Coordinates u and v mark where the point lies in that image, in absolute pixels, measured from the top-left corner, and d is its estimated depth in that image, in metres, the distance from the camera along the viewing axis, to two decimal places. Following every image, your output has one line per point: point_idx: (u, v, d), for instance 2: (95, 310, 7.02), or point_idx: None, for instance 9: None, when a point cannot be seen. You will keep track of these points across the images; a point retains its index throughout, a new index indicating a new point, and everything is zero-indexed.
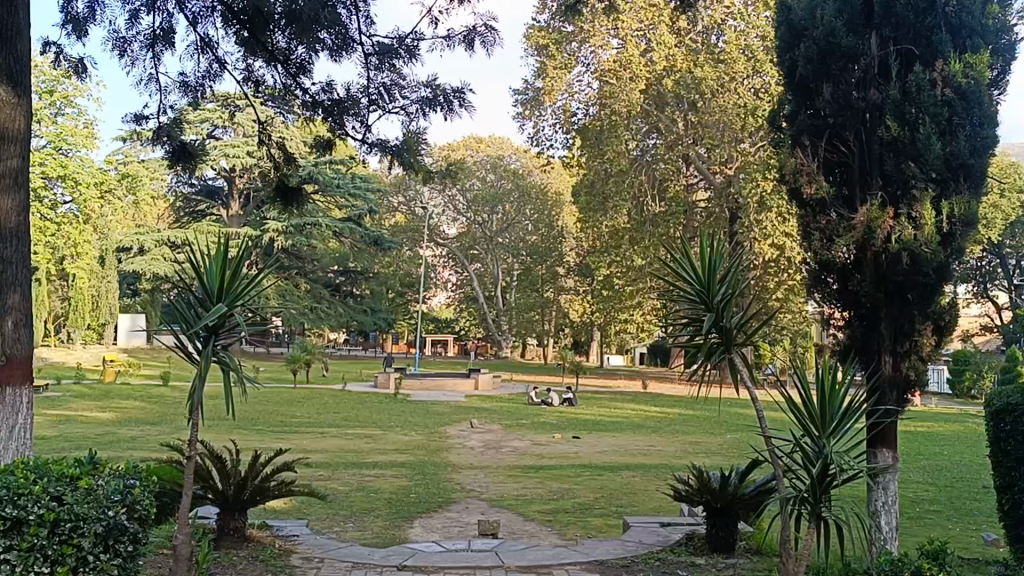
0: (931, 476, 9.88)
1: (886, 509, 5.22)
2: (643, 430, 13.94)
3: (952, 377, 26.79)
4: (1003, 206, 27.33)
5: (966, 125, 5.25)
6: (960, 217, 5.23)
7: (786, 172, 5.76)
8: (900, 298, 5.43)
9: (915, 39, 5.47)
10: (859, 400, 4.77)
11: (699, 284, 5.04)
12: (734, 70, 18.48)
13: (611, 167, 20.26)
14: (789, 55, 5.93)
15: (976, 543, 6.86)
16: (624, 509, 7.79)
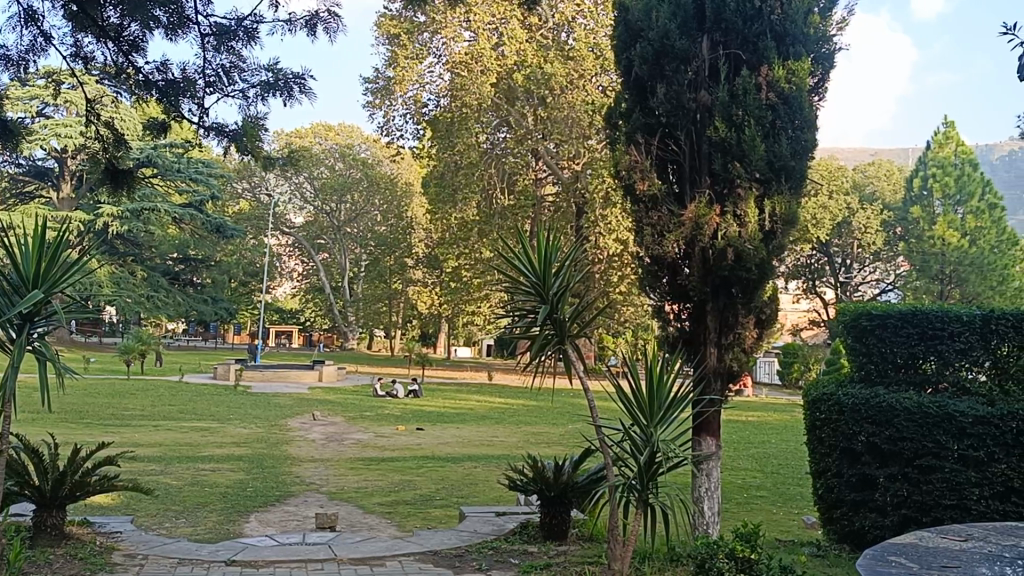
0: (759, 464, 10.33)
1: (709, 495, 5.43)
2: (487, 422, 14.09)
3: (781, 369, 27.99)
4: (831, 207, 28.72)
5: (788, 128, 5.58)
6: (781, 216, 5.53)
7: (621, 168, 5.90)
8: (726, 292, 5.65)
9: (743, 44, 5.74)
10: (685, 389, 4.93)
11: (534, 276, 5.14)
12: (583, 68, 18.82)
13: (461, 159, 20.26)
14: (625, 55, 6.05)
15: (797, 526, 7.25)
16: (464, 500, 7.86)
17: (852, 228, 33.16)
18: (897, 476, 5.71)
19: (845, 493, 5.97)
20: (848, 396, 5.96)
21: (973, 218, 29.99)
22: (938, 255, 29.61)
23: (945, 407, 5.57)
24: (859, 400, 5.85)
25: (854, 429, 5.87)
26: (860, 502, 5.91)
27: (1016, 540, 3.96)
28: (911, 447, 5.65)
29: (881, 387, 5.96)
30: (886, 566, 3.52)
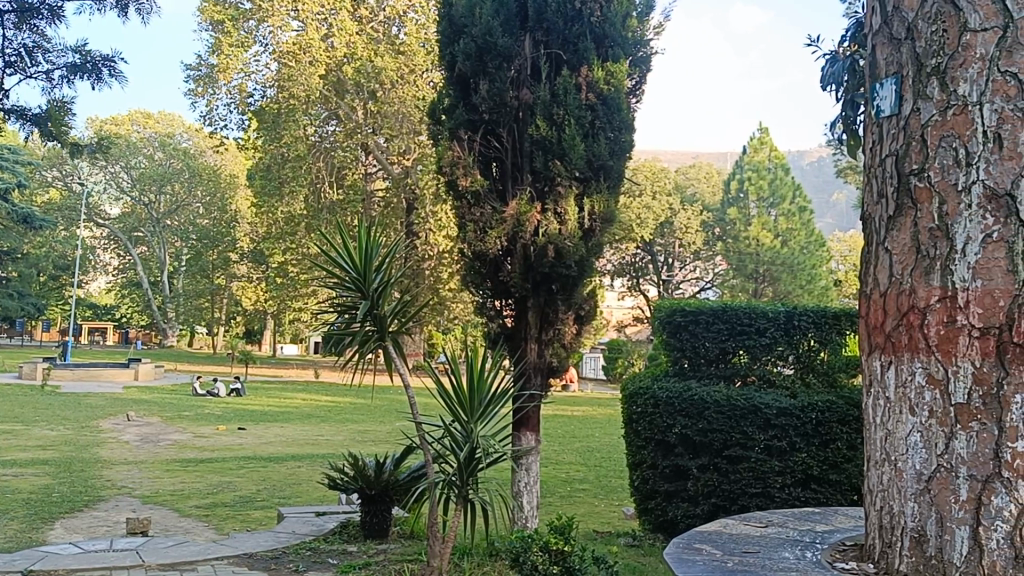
0: (582, 457, 10.57)
1: (528, 489, 5.53)
2: (312, 420, 13.86)
3: (606, 364, 28.88)
4: (653, 207, 29.78)
5: (606, 129, 5.87)
6: (600, 214, 5.82)
7: (444, 164, 6.01)
8: (546, 289, 5.85)
9: (564, 44, 5.95)
10: (504, 385, 4.98)
11: (354, 273, 5.10)
12: (413, 63, 18.84)
13: (288, 151, 19.77)
14: (448, 49, 6.13)
15: (616, 517, 7.46)
16: (286, 500, 7.69)
17: (673, 227, 34.50)
18: (708, 467, 5.96)
19: (659, 484, 6.19)
20: (663, 389, 6.14)
21: (784, 220, 31.75)
22: (753, 254, 31.26)
23: (751, 399, 5.86)
24: (673, 393, 6.05)
25: (668, 422, 6.06)
26: (672, 493, 6.14)
27: (812, 525, 4.18)
28: (720, 438, 5.91)
29: (693, 380, 6.21)
30: (693, 554, 3.65)
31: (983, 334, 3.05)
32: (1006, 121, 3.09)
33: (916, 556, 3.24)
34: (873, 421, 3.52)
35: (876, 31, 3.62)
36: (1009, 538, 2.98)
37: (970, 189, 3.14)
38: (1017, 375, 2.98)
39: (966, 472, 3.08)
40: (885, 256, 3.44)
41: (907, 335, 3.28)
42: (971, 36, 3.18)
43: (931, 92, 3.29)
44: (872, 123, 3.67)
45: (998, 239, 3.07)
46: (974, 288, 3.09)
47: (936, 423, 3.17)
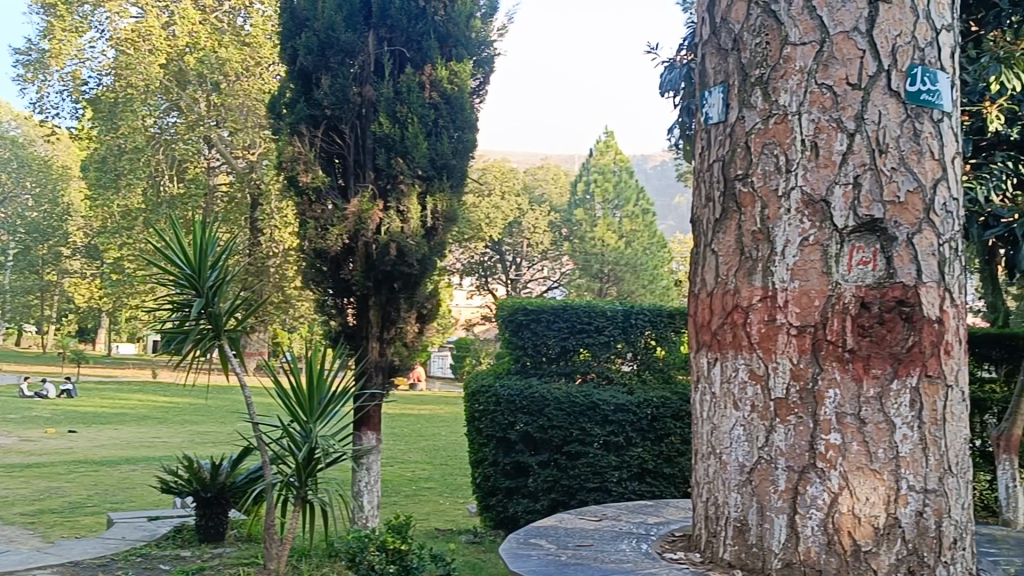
0: (428, 456, 10.57)
1: (368, 488, 5.59)
2: (148, 422, 13.37)
3: (454, 363, 29.03)
4: (502, 207, 30.24)
5: (448, 128, 6.52)
6: (443, 212, 6.42)
7: (284, 160, 6.35)
8: (388, 287, 6.29)
9: (407, 42, 6.58)
10: (344, 383, 4.94)
11: (187, 269, 4.96)
12: (260, 56, 18.51)
13: (124, 143, 18.98)
14: (291, 43, 6.56)
15: (461, 514, 7.51)
16: (118, 505, 7.39)
17: (522, 227, 35.00)
18: (547, 463, 6.17)
19: (500, 481, 6.33)
20: (504, 387, 6.30)
21: (629, 221, 32.73)
22: (598, 255, 32.08)
23: (590, 396, 6.10)
24: (515, 390, 6.22)
25: (509, 419, 6.23)
26: (513, 489, 6.29)
27: (643, 517, 4.32)
28: (560, 434, 6.13)
29: (535, 377, 6.40)
30: (529, 548, 3.70)
31: (800, 332, 3.20)
32: (821, 130, 3.25)
33: (738, 544, 3.34)
34: (698, 416, 3.60)
35: (704, 41, 3.73)
36: (821, 526, 3.13)
37: (789, 194, 3.28)
38: (829, 371, 3.14)
39: (783, 464, 3.21)
40: (711, 256, 3.55)
41: (732, 334, 3.39)
42: (790, 49, 3.33)
43: (755, 101, 3.42)
44: (701, 129, 3.78)
45: (813, 242, 3.22)
46: (792, 288, 3.23)
47: (756, 417, 3.28)
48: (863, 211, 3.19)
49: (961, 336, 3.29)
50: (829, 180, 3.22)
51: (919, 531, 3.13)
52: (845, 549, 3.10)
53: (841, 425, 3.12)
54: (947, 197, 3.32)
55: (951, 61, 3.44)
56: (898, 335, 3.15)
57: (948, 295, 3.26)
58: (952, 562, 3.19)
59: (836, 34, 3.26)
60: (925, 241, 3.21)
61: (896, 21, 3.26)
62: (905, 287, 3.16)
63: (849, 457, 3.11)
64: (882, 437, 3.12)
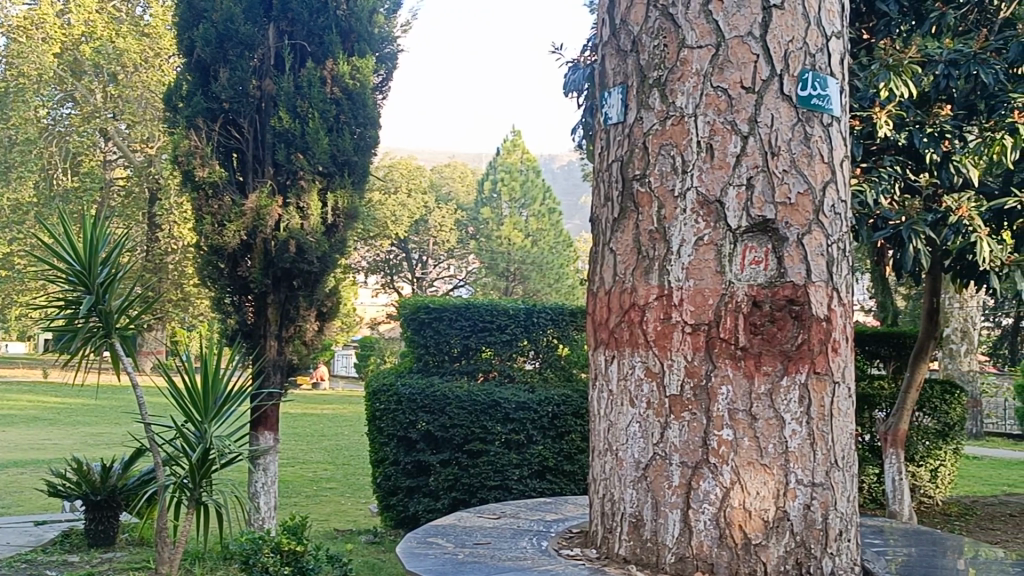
0: (331, 455, 10.46)
1: (265, 489, 5.53)
2: (39, 423, 12.92)
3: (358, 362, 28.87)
4: (409, 204, 30.20)
5: (350, 124, 6.60)
6: (344, 210, 6.54)
7: (180, 153, 6.30)
8: (287, 285, 6.39)
9: (308, 36, 6.59)
10: (242, 383, 4.85)
11: (77, 264, 4.80)
12: (159, 46, 18.00)
13: (15, 134, 18.36)
14: (188, 35, 6.52)
15: (363, 515, 7.46)
16: (3, 510, 7.10)
17: (428, 226, 34.93)
18: (449, 461, 6.46)
19: (402, 480, 6.55)
20: (405, 386, 6.58)
21: (535, 221, 33.01)
22: (504, 254, 32.25)
23: (491, 395, 6.45)
24: (416, 389, 6.51)
25: (410, 417, 6.50)
26: (414, 488, 6.56)
27: (542, 514, 4.34)
28: (461, 433, 6.44)
29: (437, 376, 6.73)
30: (426, 547, 3.68)
31: (694, 330, 3.24)
32: (716, 132, 3.30)
33: (633, 540, 3.35)
34: (596, 413, 3.61)
35: (604, 41, 3.72)
36: (713, 520, 3.17)
37: (685, 195, 3.32)
38: (722, 368, 3.19)
39: (677, 460, 3.24)
40: (610, 255, 3.55)
41: (629, 332, 3.41)
42: (687, 52, 3.37)
43: (652, 103, 3.44)
44: (600, 129, 3.79)
45: (708, 242, 3.27)
46: (687, 287, 3.27)
47: (652, 414, 3.31)
48: (756, 211, 3.26)
49: (848, 334, 3.41)
50: (724, 181, 3.27)
51: (807, 524, 3.21)
52: (735, 543, 3.15)
53: (733, 421, 3.18)
54: (836, 199, 3.42)
55: (841, 66, 3.54)
56: (788, 333, 3.24)
57: (837, 294, 3.36)
58: (839, 553, 3.29)
59: (731, 39, 3.32)
60: (814, 242, 3.31)
61: (788, 27, 3.35)
62: (795, 286, 3.25)
63: (741, 452, 3.17)
64: (772, 432, 3.19)
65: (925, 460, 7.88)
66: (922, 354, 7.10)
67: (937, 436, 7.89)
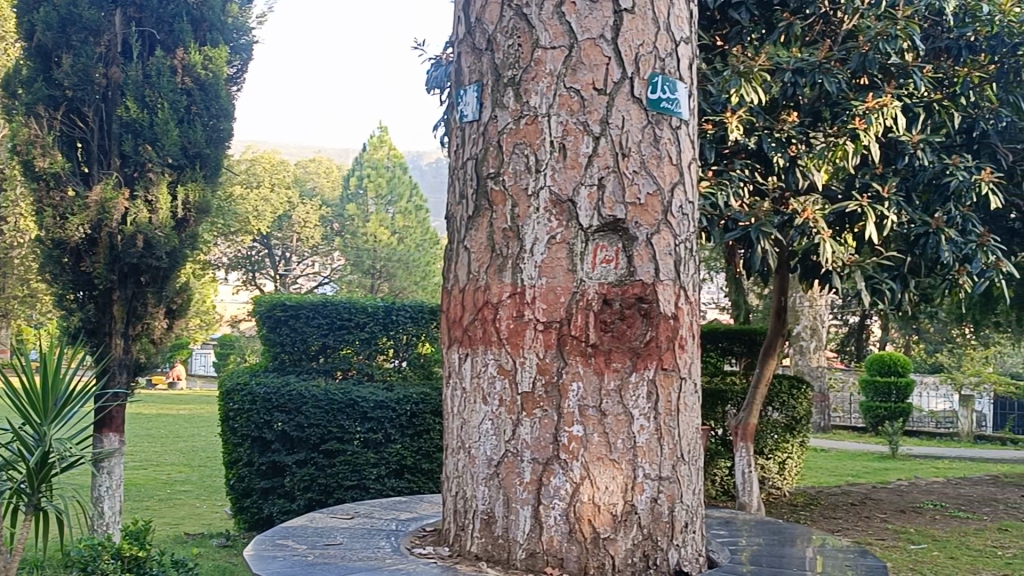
0: (186, 457, 10.14)
1: (109, 493, 5.43)
2: None
3: (216, 360, 28.21)
4: (272, 199, 29.77)
5: (202, 114, 6.57)
6: (195, 204, 6.47)
7: (19, 143, 6.14)
8: (134, 281, 6.30)
9: (157, 24, 6.53)
10: (85, 384, 4.67)
11: None
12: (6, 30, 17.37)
13: None
14: (28, 17, 6.29)
15: (218, 517, 7.30)
16: None
17: (292, 222, 34.41)
18: (303, 461, 6.57)
19: (255, 481, 6.62)
20: (260, 385, 6.63)
21: (401, 218, 33.19)
22: (369, 250, 32.06)
23: (349, 394, 6.61)
24: (271, 389, 6.58)
25: (265, 417, 6.55)
26: (268, 489, 6.62)
27: (397, 513, 4.31)
28: (317, 433, 6.56)
29: (293, 373, 6.87)
30: (275, 549, 3.62)
31: (546, 327, 3.27)
32: (569, 133, 3.33)
33: (485, 537, 3.33)
34: (450, 410, 3.57)
35: (459, 39, 3.70)
36: (563, 515, 3.20)
37: (538, 193, 3.34)
38: (573, 364, 3.23)
39: (529, 456, 3.25)
40: (464, 253, 3.53)
41: (482, 329, 3.40)
42: (540, 53, 3.39)
43: (506, 101, 3.44)
44: (455, 127, 3.76)
45: (560, 240, 3.30)
46: (540, 285, 3.29)
47: (505, 410, 3.31)
48: (607, 211, 3.31)
49: (694, 331, 3.51)
50: (576, 181, 3.31)
51: (654, 517, 3.29)
52: (585, 537, 3.19)
53: (583, 417, 3.22)
54: (683, 201, 3.52)
55: (689, 71, 3.64)
56: (636, 330, 3.31)
57: (683, 293, 3.45)
58: (684, 544, 3.38)
59: (583, 40, 3.35)
60: (663, 242, 3.38)
61: (639, 31, 3.42)
62: (644, 284, 3.31)
63: (590, 447, 3.22)
64: (621, 428, 3.25)
65: (774, 453, 8.18)
66: (771, 351, 7.37)
67: (784, 429, 8.20)
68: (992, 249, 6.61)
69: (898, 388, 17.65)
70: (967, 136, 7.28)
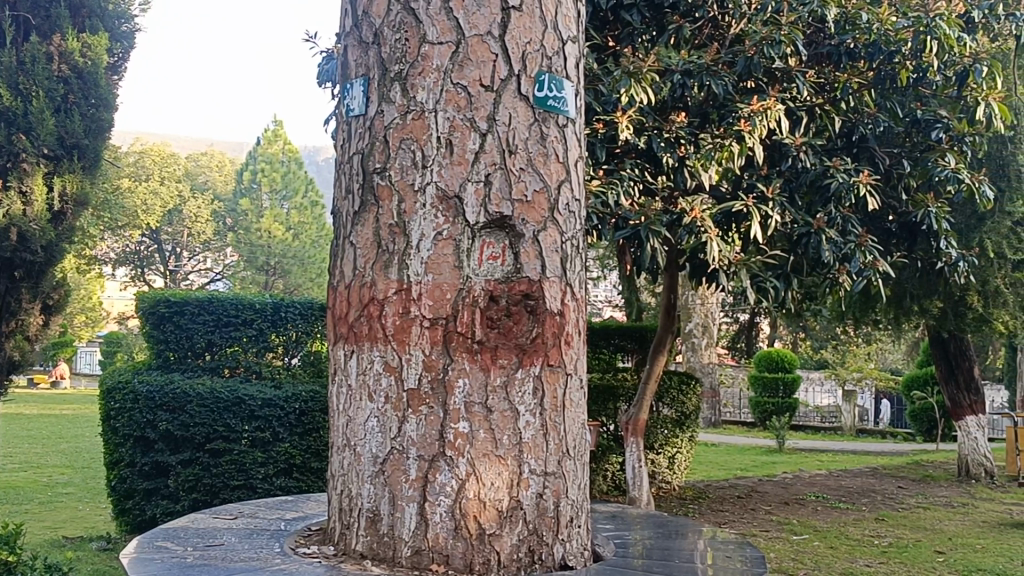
0: (68, 459, 9.81)
1: None
2: None
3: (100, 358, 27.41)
4: (162, 192, 29.18)
5: (79, 105, 6.74)
6: (71, 195, 6.66)
7: None
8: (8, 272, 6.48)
9: (33, 14, 6.70)
10: None
11: None
12: None
13: None
14: None
15: (100, 521, 7.09)
16: None
17: (183, 216, 33.59)
18: (188, 461, 6.52)
19: (137, 483, 6.51)
20: (142, 383, 6.54)
21: (297, 214, 33.55)
22: (264, 247, 32.22)
23: (236, 392, 6.62)
24: (154, 387, 6.50)
25: (149, 417, 6.47)
26: (151, 491, 6.52)
27: (281, 513, 4.24)
28: (202, 432, 6.52)
29: (177, 372, 6.79)
30: (153, 551, 3.52)
31: (432, 324, 3.17)
32: (456, 129, 3.25)
33: (370, 534, 3.21)
34: (335, 408, 3.44)
35: (346, 32, 3.58)
36: (449, 511, 3.11)
37: (424, 189, 3.24)
38: (459, 361, 3.15)
39: (414, 453, 3.15)
40: (350, 249, 3.41)
41: (368, 325, 3.28)
42: (428, 48, 3.30)
43: (393, 96, 3.34)
44: (341, 121, 3.64)
45: (447, 237, 3.21)
46: (426, 281, 3.19)
47: (390, 408, 3.19)
48: (494, 208, 3.25)
49: (580, 328, 3.50)
50: (463, 177, 3.23)
51: (539, 512, 3.26)
52: (471, 533, 3.12)
53: (469, 414, 3.15)
54: (570, 198, 3.49)
55: (576, 71, 3.63)
56: (523, 327, 3.26)
57: (569, 290, 3.44)
58: (569, 539, 3.36)
59: (470, 37, 3.30)
60: (549, 239, 3.35)
61: (527, 30, 3.38)
62: (531, 281, 3.26)
63: (477, 444, 3.15)
64: (507, 424, 3.20)
65: (664, 447, 8.34)
66: (660, 347, 7.51)
67: (674, 424, 8.39)
68: (869, 248, 6.92)
69: (785, 383, 18.25)
70: (847, 139, 7.69)
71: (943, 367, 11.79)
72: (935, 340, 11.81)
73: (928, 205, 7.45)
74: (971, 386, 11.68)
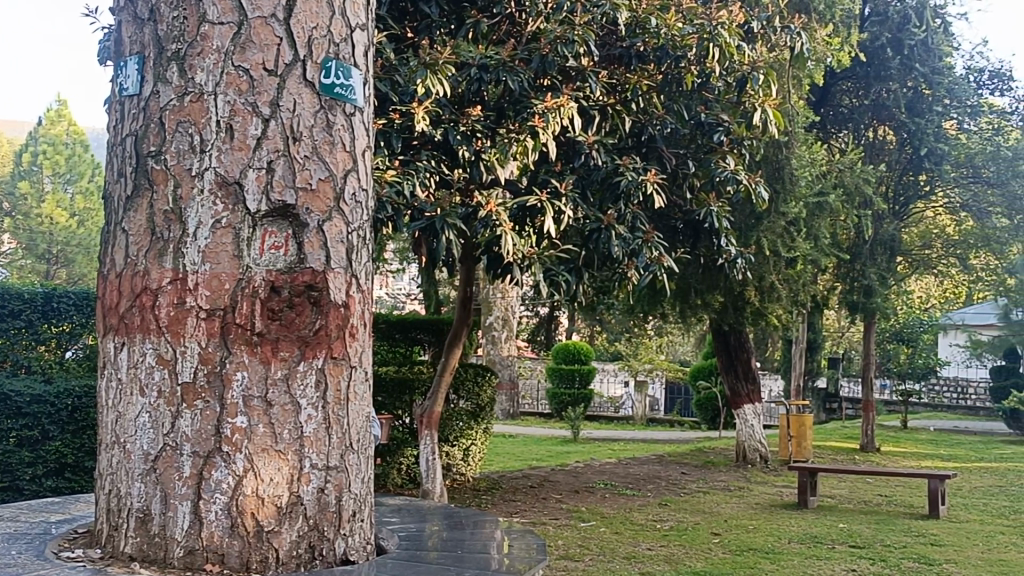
0: None
1: None
2: None
3: None
4: None
5: None
6: None
7: None
8: None
9: None
10: None
11: None
12: None
13: None
14: None
15: None
16: None
17: None
18: None
19: None
20: None
21: (81, 199, 31.88)
22: (44, 234, 30.67)
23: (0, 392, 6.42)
24: None
25: None
26: None
27: (46, 515, 3.99)
28: None
29: None
30: None
31: (208, 315, 3.00)
32: (236, 113, 3.08)
33: (140, 536, 3.01)
34: (103, 404, 3.19)
35: (119, 6, 3.32)
36: (225, 510, 2.96)
37: (202, 174, 3.06)
38: (237, 354, 3.00)
39: (188, 450, 2.96)
40: (121, 235, 3.18)
41: (140, 317, 3.07)
42: (208, 28, 3.10)
43: (170, 77, 3.12)
44: (113, 101, 3.38)
45: (225, 225, 3.05)
46: (203, 271, 3.02)
47: (163, 403, 3.00)
48: (276, 196, 3.11)
49: (366, 320, 3.41)
50: (243, 164, 3.07)
51: (320, 507, 3.16)
52: (247, 531, 2.99)
53: (247, 408, 3.00)
54: (356, 188, 3.40)
55: (365, 58, 3.53)
56: (306, 319, 3.15)
57: (355, 281, 3.35)
58: (350, 533, 3.28)
59: (254, 18, 3.13)
60: (334, 229, 3.25)
61: (313, 14, 3.25)
62: (314, 272, 3.16)
63: (255, 439, 3.00)
64: (287, 419, 3.07)
65: (459, 439, 8.41)
66: (455, 340, 7.55)
67: (469, 416, 8.47)
68: (655, 244, 7.18)
69: (581, 374, 18.78)
70: (637, 139, 7.94)
71: (723, 359, 12.44)
72: (717, 333, 12.42)
73: (710, 205, 7.83)
74: (749, 376, 12.37)
